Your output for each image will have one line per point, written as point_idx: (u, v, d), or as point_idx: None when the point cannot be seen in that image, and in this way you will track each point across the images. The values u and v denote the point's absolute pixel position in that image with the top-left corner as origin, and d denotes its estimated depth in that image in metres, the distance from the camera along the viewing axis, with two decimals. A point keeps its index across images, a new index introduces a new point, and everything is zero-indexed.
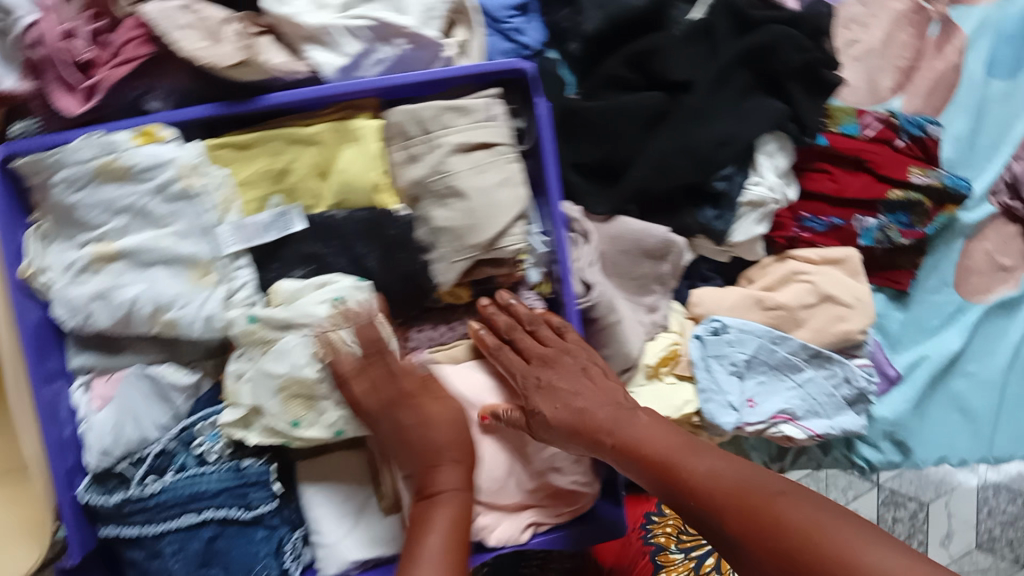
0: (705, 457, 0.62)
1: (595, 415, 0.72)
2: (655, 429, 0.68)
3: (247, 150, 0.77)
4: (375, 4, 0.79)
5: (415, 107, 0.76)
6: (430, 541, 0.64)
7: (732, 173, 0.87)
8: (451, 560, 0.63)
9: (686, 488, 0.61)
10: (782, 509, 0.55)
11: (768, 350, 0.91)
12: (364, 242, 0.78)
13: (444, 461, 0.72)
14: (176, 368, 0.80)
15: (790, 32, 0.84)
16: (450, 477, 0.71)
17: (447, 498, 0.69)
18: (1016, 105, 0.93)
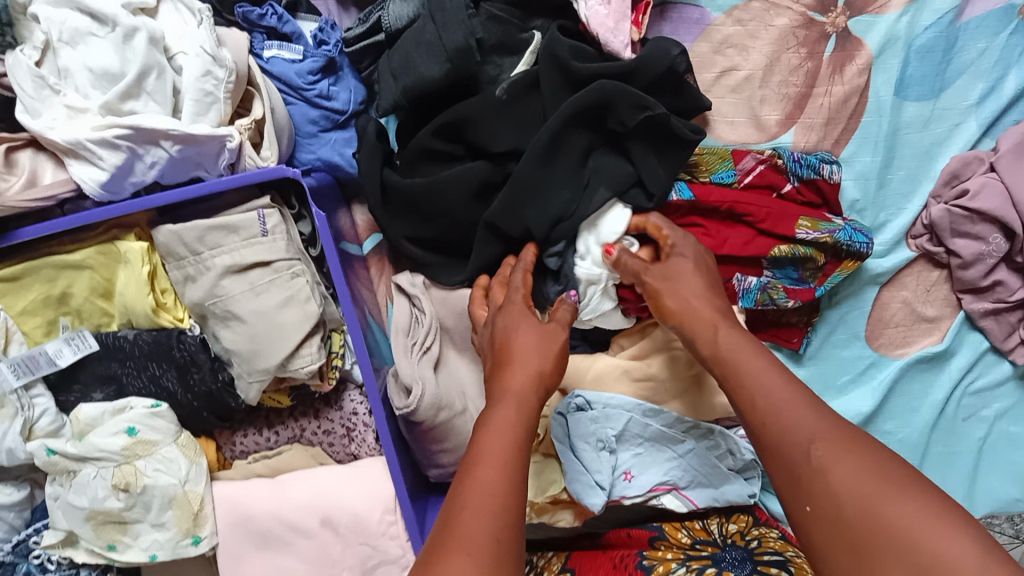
0: (765, 376, 0.56)
1: (664, 303, 0.66)
2: (748, 344, 0.59)
3: (19, 281, 0.71)
4: (138, 103, 0.70)
5: (179, 226, 0.69)
6: (490, 471, 0.49)
7: (564, 249, 0.74)
8: (516, 455, 0.51)
9: (735, 385, 0.58)
10: (799, 459, 0.50)
11: (639, 423, 0.83)
12: (157, 363, 0.73)
13: (521, 368, 0.59)
14: (3, 488, 0.78)
15: (624, 86, 0.69)
16: (522, 384, 0.58)
17: (527, 379, 0.59)
18: (939, 131, 0.77)
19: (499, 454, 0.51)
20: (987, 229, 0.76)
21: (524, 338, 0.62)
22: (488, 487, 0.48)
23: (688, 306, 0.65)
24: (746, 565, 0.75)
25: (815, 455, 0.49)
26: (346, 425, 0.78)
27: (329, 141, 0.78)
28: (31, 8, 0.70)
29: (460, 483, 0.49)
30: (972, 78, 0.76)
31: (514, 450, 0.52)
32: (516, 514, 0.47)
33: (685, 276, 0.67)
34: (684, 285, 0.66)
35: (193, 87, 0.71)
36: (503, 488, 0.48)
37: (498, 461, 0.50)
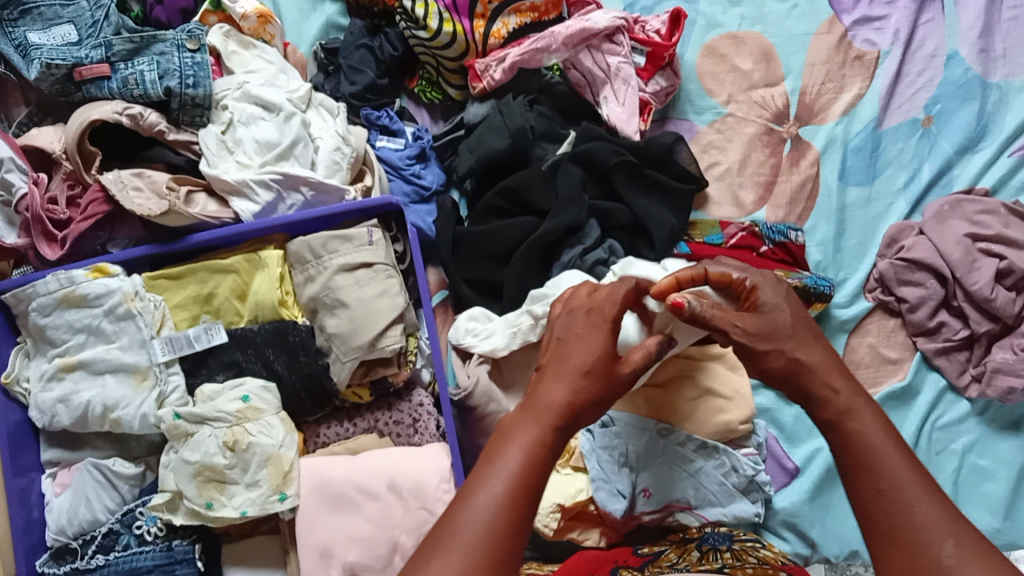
0: (886, 455, 0.60)
1: (768, 362, 0.67)
2: (866, 403, 0.64)
3: (180, 280, 0.95)
4: (288, 163, 0.98)
5: (309, 237, 0.93)
6: (490, 483, 0.56)
7: (572, 256, 0.96)
8: (522, 486, 0.57)
9: (841, 431, 0.63)
10: (906, 533, 0.57)
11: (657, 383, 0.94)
12: (272, 349, 0.93)
13: (574, 360, 0.65)
14: (124, 462, 0.93)
15: (595, 128, 1.00)
16: (557, 397, 0.62)
17: (571, 382, 0.63)
18: (877, 209, 1.03)
19: (513, 471, 0.57)
20: (925, 276, 0.98)
21: (581, 353, 0.65)
22: (489, 501, 0.55)
23: (800, 363, 0.66)
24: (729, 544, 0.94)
25: (944, 556, 0.55)
26: (413, 415, 0.97)
27: (417, 210, 1.04)
28: (224, 101, 1.00)
29: (465, 494, 0.56)
30: (896, 169, 1.03)
31: (522, 471, 0.57)
32: (503, 541, 0.54)
33: (775, 314, 0.68)
34: (783, 340, 0.67)
35: (327, 156, 0.99)
36: (498, 512, 0.55)
37: (502, 484, 0.56)
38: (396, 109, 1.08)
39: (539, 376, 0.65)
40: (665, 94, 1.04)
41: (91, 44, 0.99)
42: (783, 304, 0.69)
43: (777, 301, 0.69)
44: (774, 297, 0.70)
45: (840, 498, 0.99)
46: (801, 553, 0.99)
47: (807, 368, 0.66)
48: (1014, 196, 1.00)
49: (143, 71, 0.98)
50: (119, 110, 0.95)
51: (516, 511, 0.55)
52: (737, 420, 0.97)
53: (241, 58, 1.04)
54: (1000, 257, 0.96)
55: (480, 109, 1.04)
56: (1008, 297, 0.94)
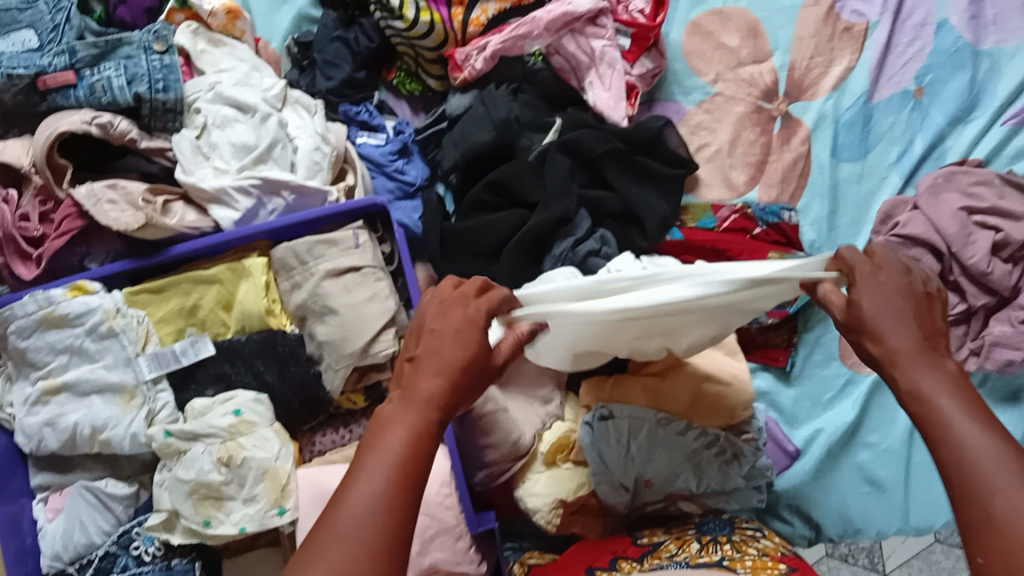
0: (963, 422, 0.52)
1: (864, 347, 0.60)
2: (943, 374, 0.55)
3: (163, 293, 0.93)
4: (268, 166, 0.95)
5: (292, 243, 0.91)
6: (367, 478, 0.51)
7: (563, 249, 0.93)
8: (403, 476, 0.52)
9: (918, 412, 0.55)
10: (980, 510, 0.48)
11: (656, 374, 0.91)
12: (261, 359, 0.90)
13: (448, 353, 0.58)
14: (117, 482, 0.92)
15: (583, 115, 0.97)
16: (433, 388, 0.56)
17: (444, 377, 0.57)
18: (870, 185, 1.01)
19: (391, 464, 0.52)
20: (920, 253, 0.95)
21: (453, 348, 0.58)
22: (366, 503, 0.50)
23: (880, 330, 0.58)
24: (729, 534, 0.90)
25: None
26: None
27: (403, 207, 1.01)
28: (195, 104, 0.97)
29: (338, 505, 0.50)
30: (888, 143, 1.01)
31: (404, 475, 0.52)
32: (386, 548, 0.49)
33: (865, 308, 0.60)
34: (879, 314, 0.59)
35: (306, 157, 0.96)
36: (375, 524, 0.49)
37: (381, 479, 0.51)
38: (375, 104, 1.05)
39: (409, 364, 0.58)
40: (651, 77, 1.01)
41: (54, 51, 0.94)
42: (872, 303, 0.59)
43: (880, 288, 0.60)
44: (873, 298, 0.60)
45: (841, 479, 0.98)
46: (805, 536, 0.98)
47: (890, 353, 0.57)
48: (1009, 165, 0.98)
49: (110, 76, 0.94)
50: (87, 120, 0.91)
51: (397, 514, 0.50)
52: (739, 406, 0.95)
53: (211, 57, 1.00)
54: (996, 230, 0.93)
55: (464, 102, 1.00)
56: (1005, 269, 0.93)
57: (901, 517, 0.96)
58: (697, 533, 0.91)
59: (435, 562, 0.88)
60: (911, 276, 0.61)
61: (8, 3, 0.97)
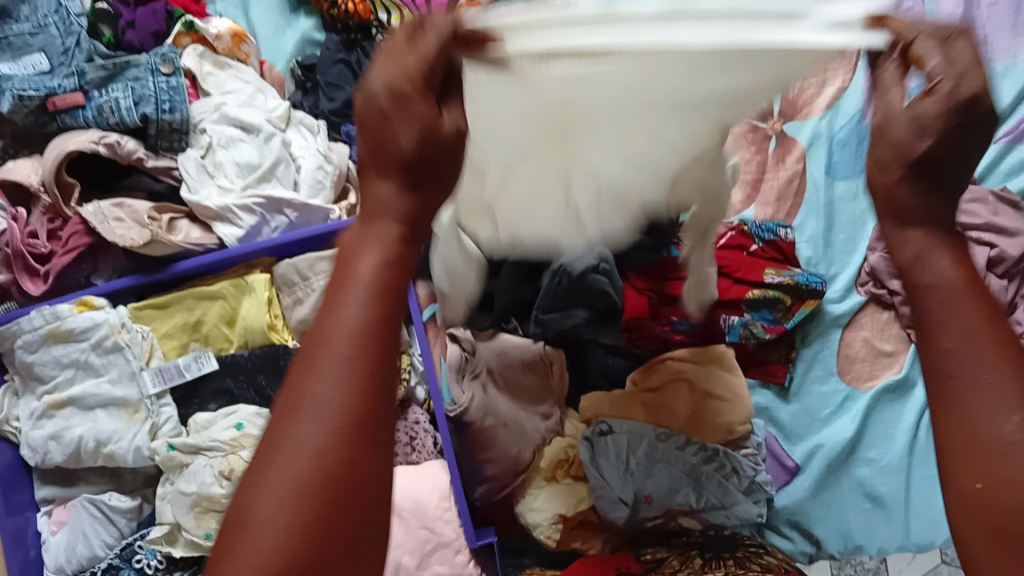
0: (960, 331, 0.41)
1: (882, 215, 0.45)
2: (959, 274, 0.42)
3: (166, 309, 0.94)
4: (273, 185, 0.97)
5: (295, 259, 0.92)
6: (347, 312, 0.39)
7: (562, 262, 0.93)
8: (389, 311, 0.39)
9: (932, 315, 0.42)
10: (964, 429, 0.39)
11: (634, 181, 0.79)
12: (263, 374, 0.92)
13: (408, 139, 0.41)
14: (120, 495, 0.92)
15: None
16: (398, 202, 0.42)
17: (408, 189, 0.42)
18: (865, 202, 1.02)
19: (367, 296, 0.39)
20: None
21: (411, 126, 0.41)
22: (342, 345, 0.38)
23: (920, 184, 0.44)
24: (732, 552, 0.90)
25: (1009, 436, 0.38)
26: (410, 434, 0.95)
27: None
28: (201, 124, 0.99)
29: (300, 359, 0.38)
30: None
31: (372, 318, 0.39)
32: (378, 397, 0.38)
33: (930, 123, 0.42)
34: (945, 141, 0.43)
35: (309, 175, 0.99)
36: (347, 365, 0.37)
37: (359, 314, 0.38)
38: None
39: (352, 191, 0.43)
40: None
41: (64, 73, 0.98)
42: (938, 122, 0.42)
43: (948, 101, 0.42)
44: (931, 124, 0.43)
45: (843, 495, 0.97)
46: (806, 552, 0.96)
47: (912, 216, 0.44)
48: (1003, 182, 1.00)
49: (118, 98, 0.96)
50: (95, 139, 0.94)
51: (383, 357, 0.38)
52: (737, 421, 0.95)
53: (217, 79, 1.03)
54: (991, 245, 0.95)
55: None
56: (1000, 284, 0.94)
57: (902, 533, 0.95)
58: (699, 550, 0.91)
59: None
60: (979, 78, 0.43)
61: (20, 28, 1.00)
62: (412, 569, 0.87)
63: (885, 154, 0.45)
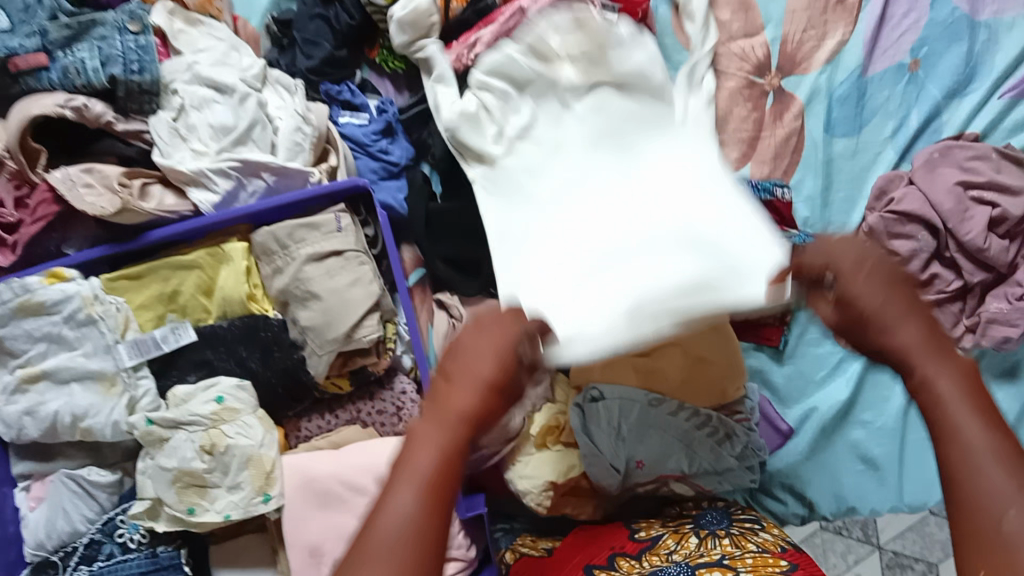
0: (969, 418, 0.49)
1: (867, 342, 0.56)
2: (960, 378, 0.51)
3: (141, 280, 0.90)
4: (250, 148, 0.93)
5: (273, 227, 0.89)
6: (403, 492, 0.49)
7: None
8: (435, 501, 0.49)
9: (930, 403, 0.51)
10: (972, 501, 0.47)
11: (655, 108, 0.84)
12: (244, 345, 0.89)
13: (469, 382, 0.54)
14: (100, 470, 0.90)
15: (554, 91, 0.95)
16: (467, 404, 0.53)
17: (467, 405, 0.53)
18: (864, 160, 0.99)
19: (423, 481, 0.50)
20: (916, 228, 0.94)
21: (485, 365, 0.55)
22: (402, 513, 0.48)
23: (881, 307, 0.54)
24: (726, 527, 0.80)
25: (1005, 521, 0.45)
26: (396, 404, 0.93)
27: (387, 187, 0.99)
28: (173, 85, 0.94)
29: (369, 526, 0.48)
30: (884, 117, 0.99)
31: (447, 485, 0.50)
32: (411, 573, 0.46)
33: (862, 302, 0.55)
34: (896, 318, 0.54)
35: (287, 137, 0.94)
36: (411, 536, 0.47)
37: (417, 492, 0.49)
38: (357, 82, 1.03)
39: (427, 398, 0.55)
40: None
41: (25, 32, 0.92)
42: (864, 293, 0.55)
43: (877, 286, 0.55)
44: (867, 290, 0.55)
45: (835, 457, 0.97)
46: (799, 514, 0.96)
47: (898, 348, 0.53)
48: (1008, 139, 0.97)
49: (84, 58, 0.91)
50: (61, 103, 0.89)
51: (427, 539, 0.48)
52: (732, 386, 0.93)
53: (189, 37, 0.98)
54: (993, 205, 0.92)
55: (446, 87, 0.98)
56: (1002, 245, 0.91)
57: (895, 495, 0.95)
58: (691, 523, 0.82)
59: None
60: (894, 263, 0.56)
61: None
62: None
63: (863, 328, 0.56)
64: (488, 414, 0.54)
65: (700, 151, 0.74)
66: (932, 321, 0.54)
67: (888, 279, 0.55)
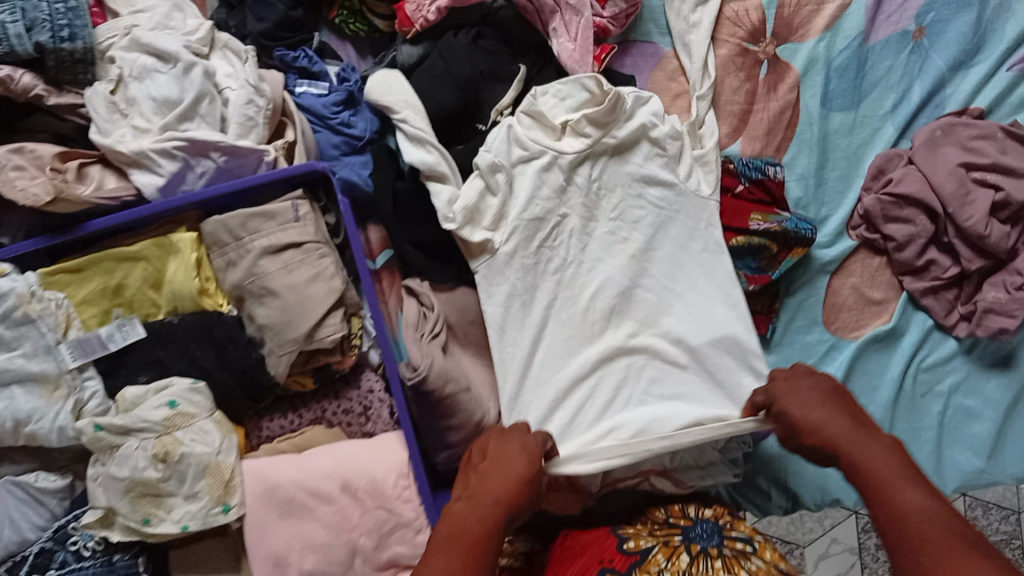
0: (909, 483, 0.62)
1: (806, 440, 0.70)
2: (876, 452, 0.65)
3: (82, 273, 0.83)
4: (196, 125, 0.84)
5: (224, 216, 0.81)
6: (437, 557, 0.60)
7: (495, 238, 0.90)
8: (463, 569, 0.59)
9: (859, 473, 0.65)
10: (913, 532, 0.58)
11: (664, 227, 0.90)
12: (197, 344, 0.82)
13: (501, 474, 0.68)
14: (48, 475, 0.85)
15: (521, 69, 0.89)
16: (498, 491, 0.66)
17: (499, 493, 0.66)
18: (861, 137, 0.93)
19: (456, 544, 0.61)
20: (914, 212, 0.89)
21: (518, 467, 0.69)
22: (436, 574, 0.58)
23: (813, 421, 0.69)
24: (718, 545, 0.79)
25: (931, 550, 0.57)
26: (363, 404, 0.88)
27: (349, 163, 0.92)
28: (110, 51, 0.85)
29: (444, 535, 0.62)
30: (884, 90, 0.93)
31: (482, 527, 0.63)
32: None
33: (796, 415, 0.71)
34: (824, 423, 0.69)
35: (238, 111, 0.85)
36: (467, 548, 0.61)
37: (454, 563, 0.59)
38: (315, 46, 0.93)
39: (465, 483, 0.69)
40: (627, 17, 0.90)
41: None
42: (795, 408, 0.71)
43: (815, 395, 0.72)
44: (797, 401, 0.72)
45: None
46: (783, 506, 0.94)
47: (835, 441, 0.67)
48: (1012, 116, 0.92)
49: (4, 21, 0.79)
50: None
51: None
52: None
53: None
54: (996, 188, 0.87)
55: (412, 56, 0.90)
56: (1003, 231, 0.86)
57: None
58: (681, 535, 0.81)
59: (395, 555, 0.83)
60: (819, 376, 0.74)
61: None
62: (370, 551, 0.82)
63: (821, 432, 0.68)
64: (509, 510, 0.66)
65: (716, 288, 0.88)
66: (859, 420, 0.69)
67: (815, 391, 0.72)
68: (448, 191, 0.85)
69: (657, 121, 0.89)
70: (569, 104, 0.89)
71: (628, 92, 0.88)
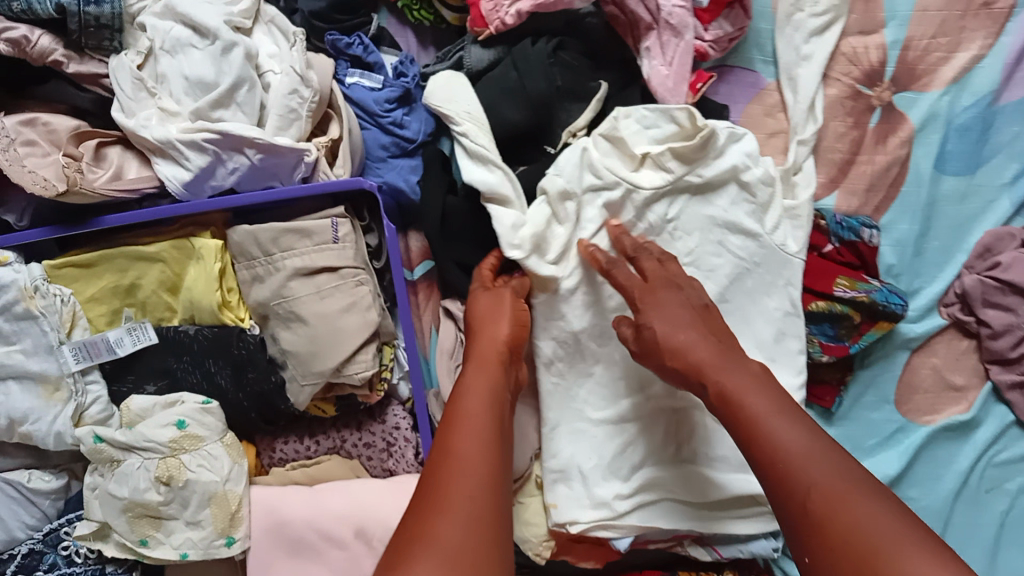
0: (783, 412, 0.56)
1: (671, 363, 0.64)
2: (749, 378, 0.60)
3: (94, 268, 0.75)
4: (229, 112, 0.73)
5: (256, 227, 0.73)
6: (461, 447, 0.57)
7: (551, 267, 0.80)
8: (491, 488, 0.55)
9: (725, 405, 0.59)
10: (790, 459, 0.53)
11: (742, 278, 0.80)
12: (213, 360, 0.75)
13: (488, 337, 0.69)
14: (42, 475, 0.79)
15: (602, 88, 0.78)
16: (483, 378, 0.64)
17: (497, 354, 0.68)
18: (974, 206, 0.83)
19: (472, 448, 0.57)
20: (1018, 301, 0.80)
21: (505, 329, 0.70)
22: (470, 511, 0.52)
23: (681, 344, 0.64)
24: None
25: (814, 479, 0.51)
26: (387, 440, 0.80)
27: (397, 167, 0.82)
28: (140, 16, 0.74)
29: (444, 455, 0.57)
30: (1007, 158, 0.82)
31: (487, 417, 0.61)
32: (485, 541, 0.50)
33: (662, 334, 0.65)
34: (681, 328, 0.64)
35: (280, 102, 0.75)
36: (473, 454, 0.56)
37: (478, 475, 0.55)
38: (372, 32, 0.83)
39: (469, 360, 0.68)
40: (730, 43, 0.79)
41: None
42: (660, 323, 0.65)
43: (682, 304, 0.67)
44: (656, 311, 0.67)
45: None
46: None
47: (698, 365, 0.62)
48: None
49: None
50: None
51: (488, 516, 0.53)
52: None
53: None
54: None
55: (486, 58, 0.80)
56: None
57: None
58: None
59: None
60: (688, 293, 0.68)
61: None
62: None
63: (689, 356, 0.63)
64: (493, 380, 0.65)
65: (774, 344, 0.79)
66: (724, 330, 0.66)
67: (666, 271, 0.71)
68: (513, 215, 0.74)
69: (750, 162, 0.78)
70: (654, 133, 0.77)
71: (722, 125, 0.77)
